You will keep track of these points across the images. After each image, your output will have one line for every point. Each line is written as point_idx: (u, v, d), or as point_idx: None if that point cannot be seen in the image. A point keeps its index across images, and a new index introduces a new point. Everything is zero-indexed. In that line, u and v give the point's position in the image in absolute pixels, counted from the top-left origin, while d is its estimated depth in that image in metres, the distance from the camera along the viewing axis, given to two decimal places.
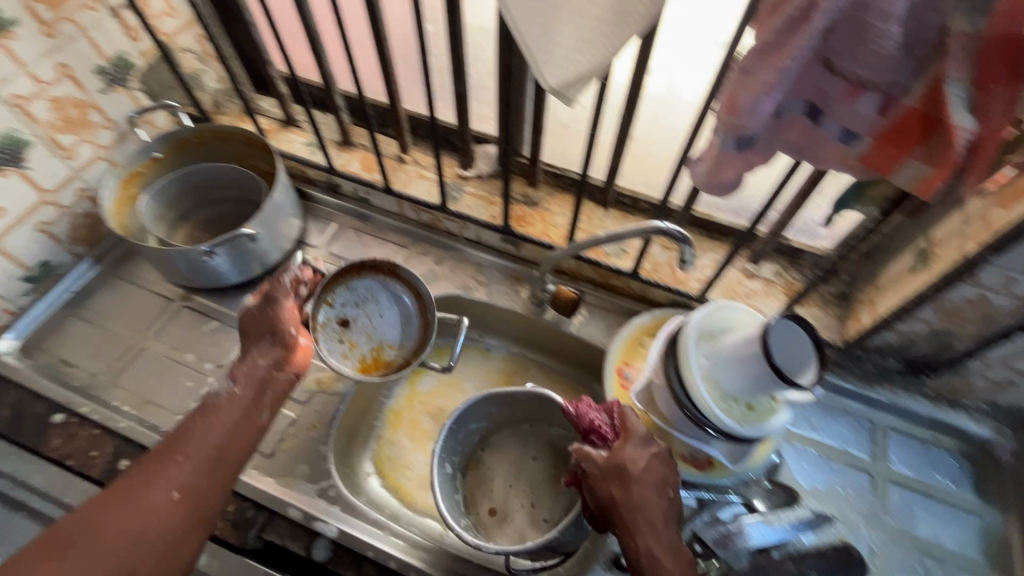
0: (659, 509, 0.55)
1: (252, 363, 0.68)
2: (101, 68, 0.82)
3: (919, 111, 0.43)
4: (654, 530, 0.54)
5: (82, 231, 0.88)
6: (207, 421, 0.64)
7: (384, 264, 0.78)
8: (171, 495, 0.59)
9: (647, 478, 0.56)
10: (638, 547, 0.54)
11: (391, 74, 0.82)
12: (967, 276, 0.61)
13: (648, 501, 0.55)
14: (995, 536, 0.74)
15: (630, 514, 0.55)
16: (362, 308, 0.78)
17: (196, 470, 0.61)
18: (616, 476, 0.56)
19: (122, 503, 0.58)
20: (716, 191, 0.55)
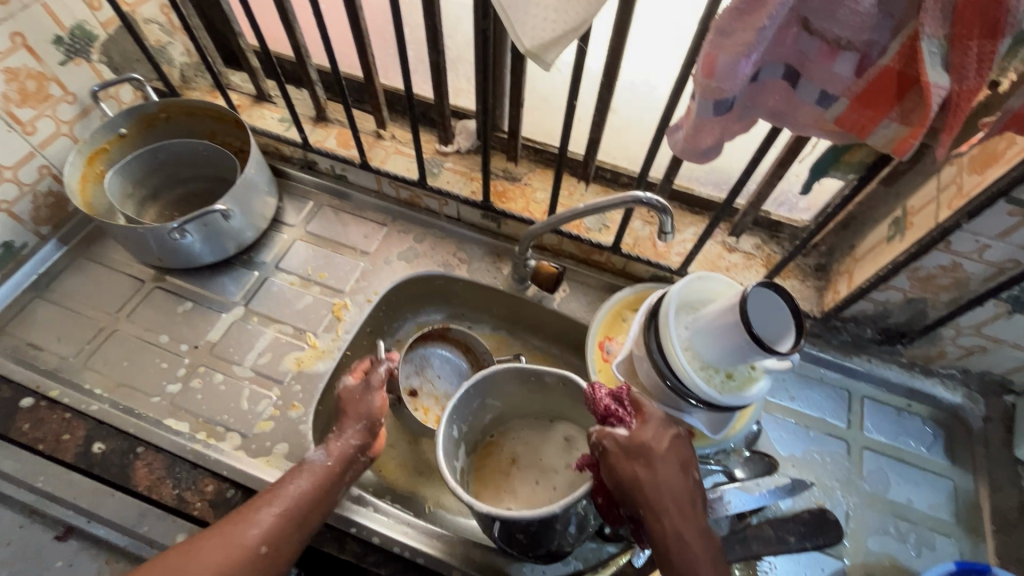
0: (685, 490, 0.55)
1: (348, 439, 0.65)
2: (59, 39, 0.79)
3: (895, 70, 0.43)
4: (680, 508, 0.54)
5: (46, 210, 0.85)
6: (296, 478, 0.61)
7: (435, 329, 0.89)
8: (257, 547, 0.55)
9: (671, 458, 0.56)
10: (666, 527, 0.53)
11: (366, 45, 0.80)
12: (941, 243, 0.62)
13: (673, 480, 0.55)
14: (965, 497, 0.76)
15: (656, 494, 0.54)
16: (422, 375, 0.88)
17: (282, 526, 0.57)
18: (636, 456, 0.55)
19: (210, 547, 0.54)
20: (695, 158, 0.55)
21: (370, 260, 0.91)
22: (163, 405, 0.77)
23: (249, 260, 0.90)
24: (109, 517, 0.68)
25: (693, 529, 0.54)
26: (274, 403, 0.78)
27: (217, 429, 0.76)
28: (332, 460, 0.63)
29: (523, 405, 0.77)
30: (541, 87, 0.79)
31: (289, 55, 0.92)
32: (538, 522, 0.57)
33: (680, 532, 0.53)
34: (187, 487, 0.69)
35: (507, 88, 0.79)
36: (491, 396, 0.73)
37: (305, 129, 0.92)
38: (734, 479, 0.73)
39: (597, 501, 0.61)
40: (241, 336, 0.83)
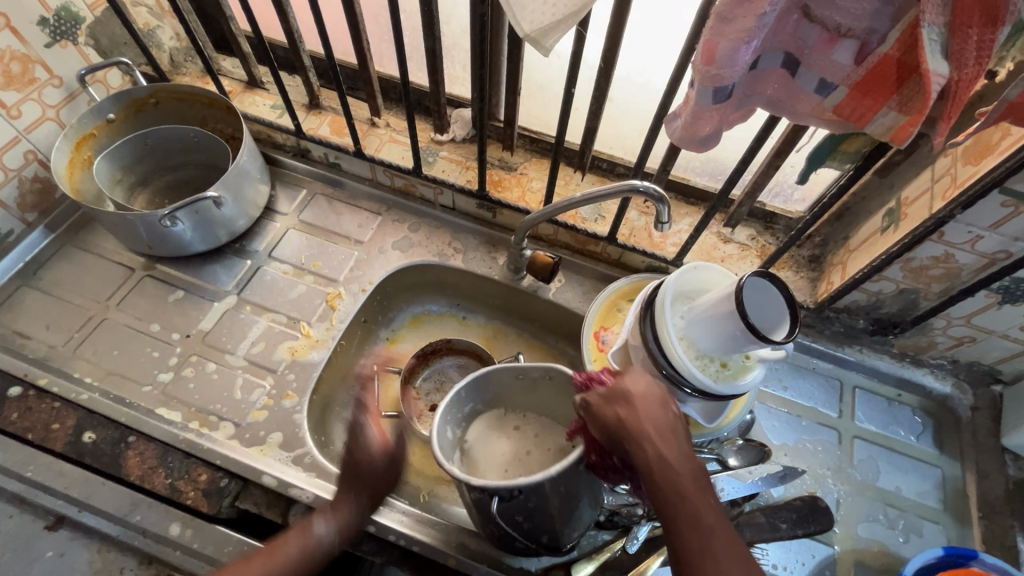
0: (668, 420, 0.51)
1: (357, 513, 0.63)
2: (44, 20, 0.77)
3: (894, 58, 0.43)
4: (667, 440, 0.50)
5: (33, 197, 0.84)
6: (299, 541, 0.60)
7: (440, 343, 0.89)
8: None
9: (654, 395, 0.53)
10: (651, 459, 0.49)
11: (361, 30, 0.78)
12: (934, 233, 0.62)
13: (655, 413, 0.52)
14: (952, 485, 0.77)
15: (638, 428, 0.50)
16: (442, 390, 0.88)
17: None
18: (616, 398, 0.53)
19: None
20: (693, 147, 0.55)
21: (364, 249, 0.90)
22: (154, 395, 0.76)
23: (242, 248, 0.89)
24: (99, 507, 0.67)
25: (683, 460, 0.50)
26: (268, 392, 0.77)
27: (210, 419, 0.75)
28: (341, 537, 0.62)
29: (517, 412, 0.76)
30: (538, 75, 0.79)
31: (281, 41, 0.90)
32: (538, 491, 0.56)
33: (667, 461, 0.49)
34: (180, 477, 0.69)
35: (503, 76, 0.78)
36: (489, 399, 0.73)
37: (298, 117, 0.90)
38: (727, 468, 0.73)
39: (590, 460, 0.57)
40: (234, 325, 0.82)
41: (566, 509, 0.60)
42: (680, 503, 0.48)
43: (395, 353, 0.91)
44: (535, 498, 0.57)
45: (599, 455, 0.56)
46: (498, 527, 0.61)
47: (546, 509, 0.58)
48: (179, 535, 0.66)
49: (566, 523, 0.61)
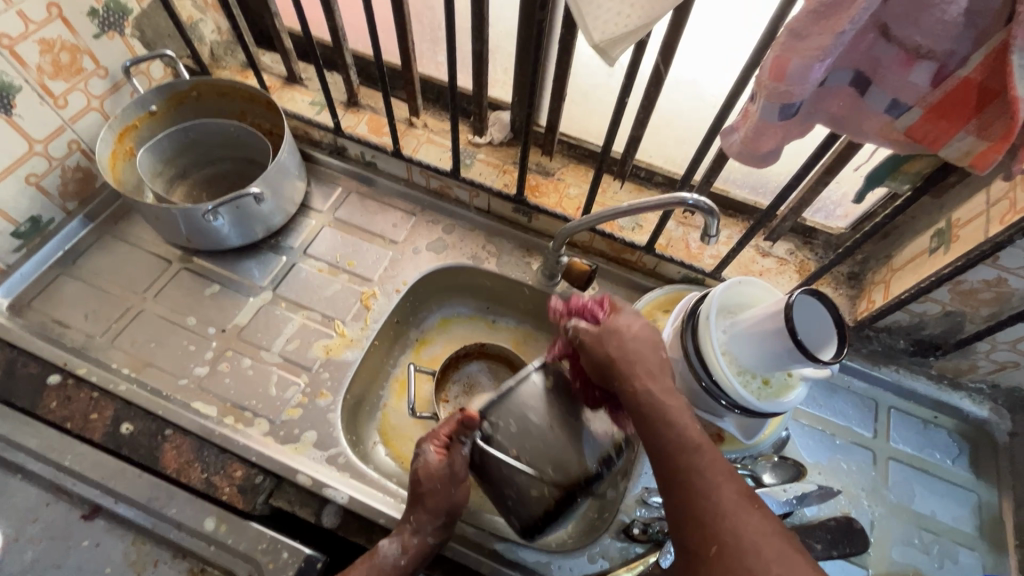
0: (656, 360, 0.58)
1: (423, 532, 0.62)
2: (93, 11, 0.77)
3: (976, 82, 0.42)
4: (655, 374, 0.57)
5: (74, 186, 0.84)
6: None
7: (473, 347, 0.89)
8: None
9: (641, 337, 0.59)
10: (638, 390, 0.56)
11: (407, 31, 0.78)
12: (989, 257, 0.61)
13: (640, 350, 0.58)
14: (988, 511, 0.76)
15: (626, 363, 0.57)
16: (471, 395, 0.88)
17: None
18: (603, 336, 0.59)
19: None
20: (751, 162, 0.55)
21: (398, 249, 0.90)
22: (190, 388, 0.76)
23: (276, 244, 0.89)
24: (136, 499, 0.67)
25: (667, 393, 0.56)
26: (303, 390, 0.77)
27: (245, 414, 0.75)
28: (404, 557, 0.62)
29: None
30: (584, 82, 0.78)
31: (327, 40, 0.90)
32: (510, 407, 0.60)
33: (652, 391, 0.56)
34: (216, 472, 0.69)
35: (548, 81, 0.78)
36: None
37: (337, 114, 0.90)
38: (762, 485, 0.73)
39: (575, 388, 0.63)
40: (269, 321, 0.82)
41: (551, 428, 0.59)
42: (664, 425, 0.54)
43: (424, 354, 0.91)
44: (511, 421, 0.59)
45: (582, 380, 0.63)
46: (496, 469, 0.61)
47: (530, 432, 0.59)
48: (214, 531, 0.66)
49: (565, 446, 0.59)
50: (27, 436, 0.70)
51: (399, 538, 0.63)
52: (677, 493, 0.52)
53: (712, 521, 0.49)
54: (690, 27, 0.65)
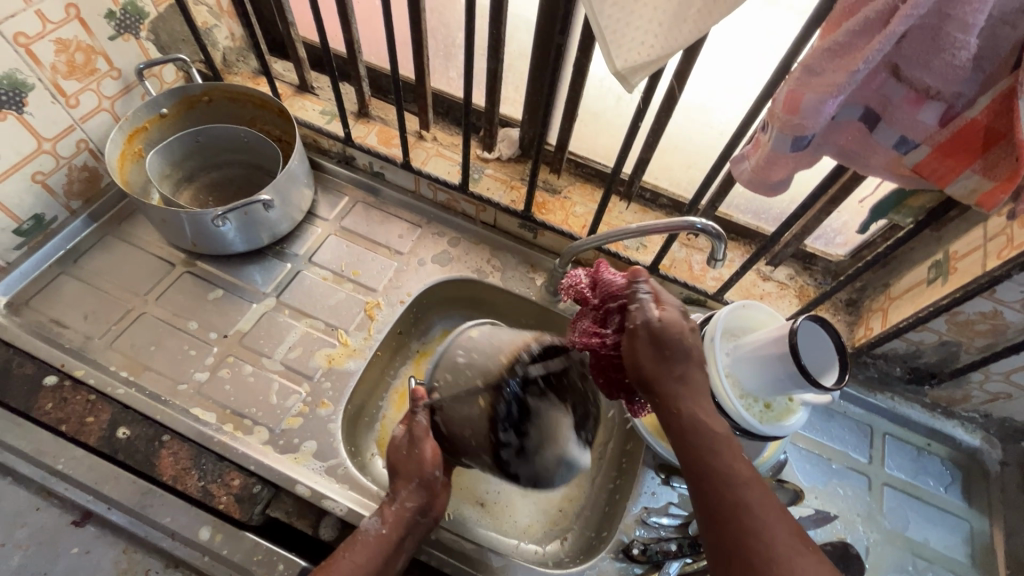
0: (701, 380, 0.56)
1: (401, 501, 0.63)
2: (111, 13, 0.77)
3: (982, 124, 0.44)
4: (699, 397, 0.56)
5: (80, 185, 0.84)
6: (354, 555, 0.59)
7: None
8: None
9: (693, 354, 0.56)
10: (685, 416, 0.54)
11: (423, 47, 0.79)
12: (986, 290, 0.63)
13: (689, 369, 0.56)
14: (980, 540, 0.77)
15: (677, 380, 0.55)
16: None
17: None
18: (662, 343, 0.56)
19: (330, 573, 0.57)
20: (761, 190, 0.56)
21: (403, 260, 0.90)
22: (189, 393, 0.75)
23: (281, 251, 0.89)
24: (129, 506, 0.66)
25: (710, 414, 0.55)
26: (303, 399, 0.77)
27: (244, 422, 0.74)
28: (385, 527, 0.62)
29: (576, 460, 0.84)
30: (596, 103, 0.79)
31: (342, 51, 0.92)
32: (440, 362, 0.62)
33: (700, 417, 0.54)
34: (213, 480, 0.68)
35: (560, 101, 0.79)
36: None
37: (348, 124, 0.91)
38: None
39: (600, 382, 0.63)
40: (272, 328, 0.82)
41: (475, 358, 0.60)
42: (710, 454, 0.52)
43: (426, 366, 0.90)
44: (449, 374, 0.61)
45: (607, 375, 0.63)
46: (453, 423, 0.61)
47: (462, 373, 0.60)
48: (209, 541, 0.65)
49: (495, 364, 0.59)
50: (19, 437, 0.69)
51: (379, 512, 0.63)
52: (725, 532, 0.49)
53: (767, 566, 0.47)
54: (702, 57, 0.67)
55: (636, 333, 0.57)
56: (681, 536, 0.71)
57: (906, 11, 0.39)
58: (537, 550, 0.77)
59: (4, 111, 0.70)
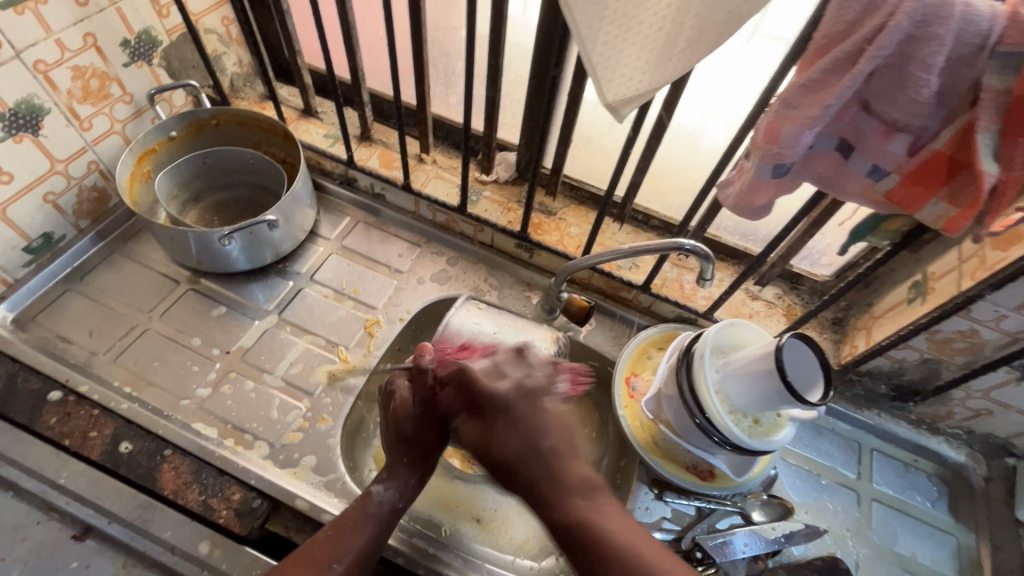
0: (540, 465, 0.60)
1: (415, 474, 0.68)
2: (126, 42, 0.80)
3: (947, 154, 0.47)
4: (552, 492, 0.59)
5: (89, 205, 0.86)
6: (364, 523, 0.64)
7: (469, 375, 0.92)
8: (330, 563, 0.60)
9: (520, 450, 0.61)
10: (561, 511, 0.58)
11: (425, 75, 0.83)
12: (962, 309, 0.66)
13: (546, 462, 0.60)
14: (967, 555, 0.79)
15: (536, 482, 0.60)
16: None
17: (356, 568, 0.61)
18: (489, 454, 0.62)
19: (341, 545, 0.62)
20: (745, 214, 0.59)
21: (403, 279, 0.93)
22: (191, 408, 0.77)
23: (284, 269, 0.91)
24: (129, 520, 0.67)
25: (566, 495, 0.59)
26: (304, 414, 0.78)
27: (245, 437, 0.76)
28: (399, 500, 0.66)
29: None
30: (590, 129, 0.83)
31: (346, 78, 0.95)
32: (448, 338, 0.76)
33: (568, 503, 0.58)
34: (213, 494, 0.69)
35: (556, 127, 0.83)
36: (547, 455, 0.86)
37: (351, 147, 0.94)
38: (751, 522, 0.75)
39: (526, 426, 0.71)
40: (274, 345, 0.84)
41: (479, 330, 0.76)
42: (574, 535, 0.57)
43: None
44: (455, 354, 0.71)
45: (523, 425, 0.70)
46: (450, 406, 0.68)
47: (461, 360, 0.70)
48: (208, 555, 0.66)
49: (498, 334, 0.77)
50: (21, 451, 0.70)
51: (393, 485, 0.67)
52: None
53: None
54: (690, 87, 0.71)
55: (471, 449, 0.64)
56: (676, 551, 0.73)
57: (872, 52, 0.43)
58: (533, 564, 0.77)
59: (21, 134, 0.73)
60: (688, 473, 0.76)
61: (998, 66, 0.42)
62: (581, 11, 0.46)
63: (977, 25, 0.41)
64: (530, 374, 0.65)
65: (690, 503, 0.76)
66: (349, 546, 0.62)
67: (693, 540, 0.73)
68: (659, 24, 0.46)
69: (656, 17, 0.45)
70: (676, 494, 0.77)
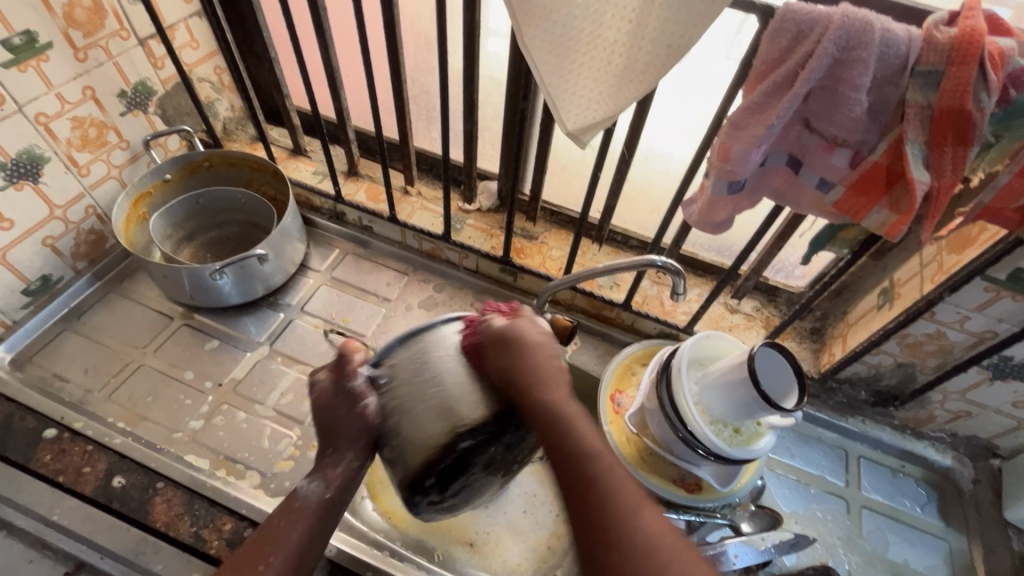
0: (549, 367, 0.56)
1: (343, 463, 0.60)
2: (122, 93, 0.85)
3: (883, 165, 0.51)
4: (554, 384, 0.55)
5: (86, 247, 0.89)
6: (293, 523, 0.58)
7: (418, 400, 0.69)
8: (255, 566, 0.55)
9: (539, 349, 0.57)
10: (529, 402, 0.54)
11: (405, 112, 0.87)
12: (926, 312, 0.68)
13: (542, 359, 0.56)
14: (960, 559, 0.79)
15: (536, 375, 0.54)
16: None
17: (289, 569, 0.56)
18: (506, 343, 0.56)
19: (268, 553, 0.56)
20: (708, 229, 0.62)
21: (391, 306, 0.95)
22: (184, 440, 0.79)
23: (275, 301, 0.94)
24: (120, 554, 0.67)
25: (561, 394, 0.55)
26: (294, 442, 0.80)
27: (237, 467, 0.77)
28: (330, 490, 0.60)
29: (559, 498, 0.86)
30: (564, 156, 0.87)
31: (332, 117, 1.00)
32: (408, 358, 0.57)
33: (550, 402, 0.53)
34: (205, 525, 0.70)
35: (533, 156, 0.87)
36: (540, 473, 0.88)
37: (338, 183, 0.98)
38: (741, 534, 0.76)
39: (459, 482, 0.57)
40: (265, 376, 0.86)
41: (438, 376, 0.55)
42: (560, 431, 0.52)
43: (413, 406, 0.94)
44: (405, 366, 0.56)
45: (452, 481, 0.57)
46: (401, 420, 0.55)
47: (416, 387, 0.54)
48: None
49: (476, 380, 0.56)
50: (16, 489, 0.71)
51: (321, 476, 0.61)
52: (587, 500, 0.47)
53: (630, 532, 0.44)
54: (653, 115, 0.75)
55: (490, 338, 0.57)
56: None
57: (805, 75, 0.46)
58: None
59: (22, 182, 0.77)
60: (675, 487, 0.77)
61: (919, 84, 0.46)
62: (538, 48, 0.50)
63: (895, 49, 0.45)
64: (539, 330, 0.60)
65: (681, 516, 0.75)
66: (277, 546, 0.57)
67: None
68: (611, 60, 0.49)
69: (608, 51, 0.49)
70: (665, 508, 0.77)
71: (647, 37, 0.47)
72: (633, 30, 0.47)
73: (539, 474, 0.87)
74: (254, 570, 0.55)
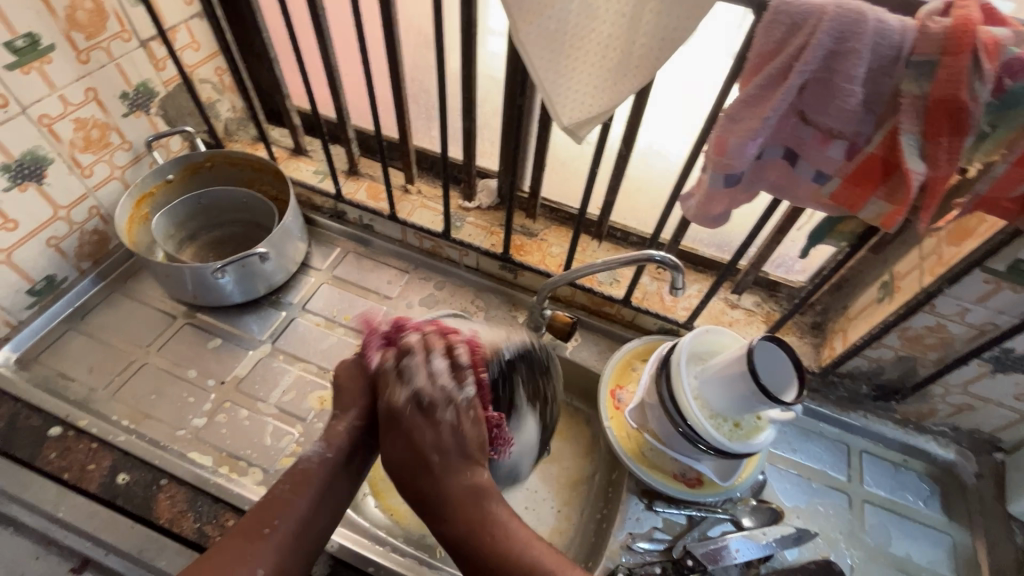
0: (435, 475, 0.57)
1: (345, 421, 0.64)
2: (125, 94, 0.86)
3: (879, 157, 0.51)
4: (444, 499, 0.57)
5: (89, 247, 0.90)
6: (298, 489, 0.60)
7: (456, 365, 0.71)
8: (261, 529, 0.57)
9: (427, 462, 0.58)
10: (457, 517, 0.56)
11: (405, 111, 0.88)
12: (926, 305, 0.68)
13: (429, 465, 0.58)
14: (963, 553, 0.78)
15: (433, 497, 0.57)
16: None
17: (294, 534, 0.58)
18: (399, 466, 0.60)
19: (274, 517, 0.58)
20: (705, 223, 0.62)
21: (392, 304, 0.96)
22: (187, 438, 0.80)
23: (277, 300, 0.94)
24: (124, 550, 0.68)
25: (464, 503, 0.56)
26: (297, 439, 0.81)
27: (240, 464, 0.78)
28: (330, 451, 0.63)
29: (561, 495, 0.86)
30: (563, 153, 0.87)
31: (332, 116, 1.01)
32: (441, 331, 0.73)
33: (451, 525, 0.56)
34: (209, 521, 0.70)
35: (532, 153, 0.87)
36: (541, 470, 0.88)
37: (339, 182, 0.98)
38: (743, 529, 0.75)
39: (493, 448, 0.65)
40: (268, 374, 0.87)
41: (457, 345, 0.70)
42: (472, 551, 0.54)
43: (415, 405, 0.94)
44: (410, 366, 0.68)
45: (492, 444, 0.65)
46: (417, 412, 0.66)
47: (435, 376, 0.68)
48: None
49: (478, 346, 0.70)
50: (22, 486, 0.72)
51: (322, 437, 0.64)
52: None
53: None
54: (650, 111, 0.76)
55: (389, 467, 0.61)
56: (666, 559, 0.72)
57: (800, 68, 0.47)
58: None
59: (26, 184, 0.77)
60: (675, 482, 0.77)
61: (913, 74, 0.46)
62: (532, 44, 0.50)
63: (889, 39, 0.45)
64: (426, 386, 0.60)
65: (681, 510, 0.76)
66: (283, 510, 0.58)
67: (685, 548, 0.71)
68: (606, 54, 0.50)
69: (602, 46, 0.49)
70: (666, 503, 0.77)
71: (642, 31, 0.47)
72: (627, 24, 0.47)
73: (541, 470, 0.88)
74: (259, 535, 0.57)
